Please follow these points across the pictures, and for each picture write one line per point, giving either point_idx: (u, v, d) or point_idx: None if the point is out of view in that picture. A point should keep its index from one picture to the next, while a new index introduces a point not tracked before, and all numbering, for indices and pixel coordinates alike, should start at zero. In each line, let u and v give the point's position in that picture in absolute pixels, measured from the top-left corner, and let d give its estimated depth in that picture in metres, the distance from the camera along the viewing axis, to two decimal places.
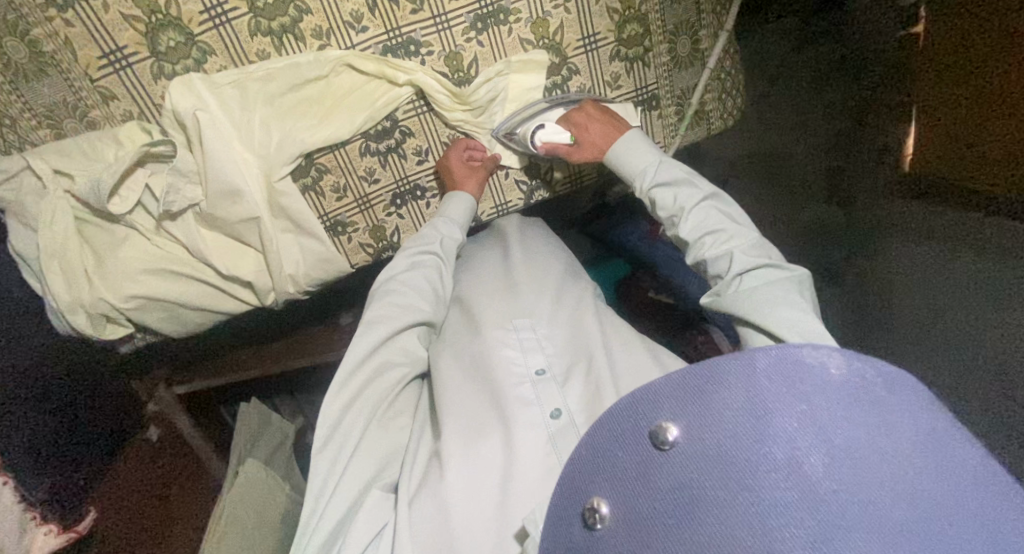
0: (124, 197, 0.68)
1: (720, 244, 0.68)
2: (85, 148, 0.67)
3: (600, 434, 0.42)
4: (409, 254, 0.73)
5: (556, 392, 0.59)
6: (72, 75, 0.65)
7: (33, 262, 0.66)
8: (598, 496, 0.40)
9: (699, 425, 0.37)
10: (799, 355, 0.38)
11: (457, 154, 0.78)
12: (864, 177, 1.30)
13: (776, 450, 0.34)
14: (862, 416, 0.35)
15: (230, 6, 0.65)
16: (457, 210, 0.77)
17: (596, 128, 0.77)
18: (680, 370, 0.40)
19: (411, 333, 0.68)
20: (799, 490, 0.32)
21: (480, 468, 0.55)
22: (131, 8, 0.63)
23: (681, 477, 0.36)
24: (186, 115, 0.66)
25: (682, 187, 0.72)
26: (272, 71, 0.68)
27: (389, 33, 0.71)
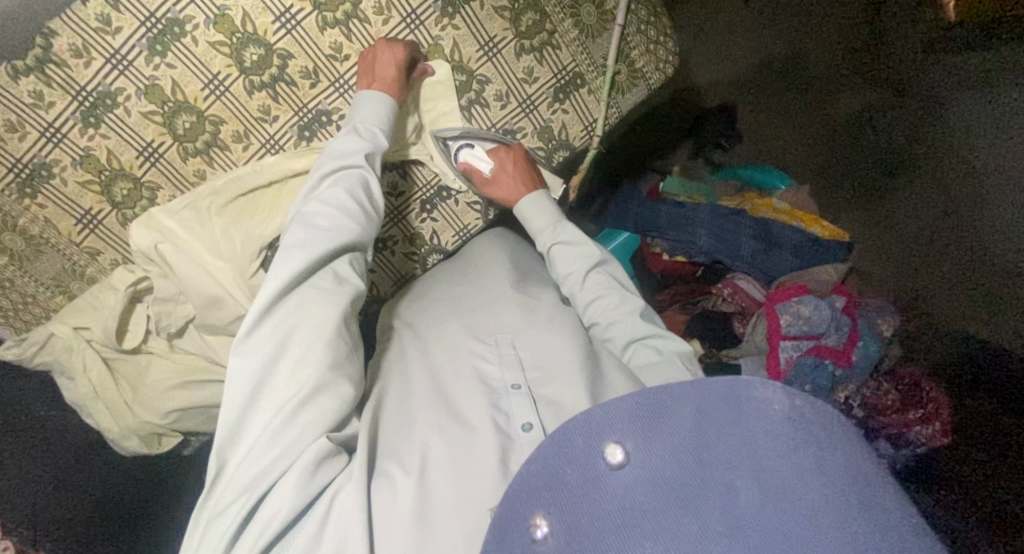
0: (134, 331, 0.78)
1: (613, 309, 0.72)
2: (92, 301, 0.77)
3: (550, 451, 0.41)
4: (329, 169, 0.65)
5: (531, 406, 0.59)
6: (62, 246, 0.75)
7: (83, 405, 0.78)
8: (541, 511, 0.39)
9: (646, 452, 0.37)
10: (748, 389, 0.38)
11: (385, 55, 0.71)
12: (896, 45, 1.24)
13: (718, 479, 0.34)
14: (805, 445, 0.35)
15: (158, 142, 0.72)
16: (366, 114, 0.69)
17: (518, 178, 0.78)
18: (641, 392, 0.40)
19: (340, 259, 0.61)
20: (731, 518, 0.32)
21: (447, 460, 0.55)
22: (84, 174, 0.72)
23: (624, 501, 0.36)
24: (151, 249, 0.73)
25: (583, 251, 0.77)
26: (214, 187, 0.75)
27: (299, 113, 0.75)
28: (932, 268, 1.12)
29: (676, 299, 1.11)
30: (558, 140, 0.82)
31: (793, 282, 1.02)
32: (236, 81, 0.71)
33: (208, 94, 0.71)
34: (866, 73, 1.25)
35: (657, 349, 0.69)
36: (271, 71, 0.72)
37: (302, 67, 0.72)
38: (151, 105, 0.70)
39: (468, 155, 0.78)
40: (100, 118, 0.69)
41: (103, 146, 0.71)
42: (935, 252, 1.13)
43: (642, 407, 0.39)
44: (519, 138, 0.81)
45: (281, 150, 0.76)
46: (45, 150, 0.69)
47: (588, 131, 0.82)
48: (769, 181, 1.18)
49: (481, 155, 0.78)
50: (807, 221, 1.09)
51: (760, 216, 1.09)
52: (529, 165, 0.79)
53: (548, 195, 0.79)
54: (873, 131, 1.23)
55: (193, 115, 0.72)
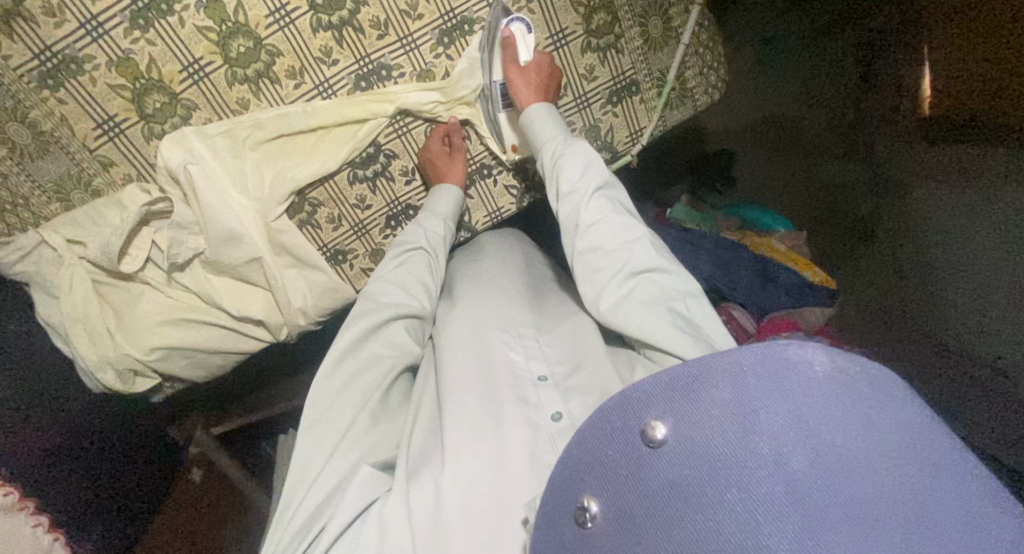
0: (134, 255, 0.71)
1: (615, 241, 0.68)
2: (93, 215, 0.70)
3: (589, 432, 0.40)
4: (397, 252, 0.75)
5: (559, 397, 0.59)
6: (72, 148, 0.68)
7: (60, 328, 0.71)
8: (588, 493, 0.38)
9: (686, 424, 0.35)
10: (784, 353, 0.35)
11: (438, 143, 0.79)
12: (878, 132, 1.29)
13: (763, 446, 0.32)
14: (851, 416, 0.32)
15: (206, 60, 0.68)
16: (443, 204, 0.78)
17: (544, 90, 0.75)
18: (673, 367, 0.37)
19: (399, 324, 0.69)
20: (786, 487, 0.30)
21: (480, 455, 0.55)
22: (117, 78, 0.66)
23: (671, 475, 0.34)
24: (180, 170, 0.69)
25: (585, 169, 0.72)
26: (257, 119, 0.71)
27: (359, 62, 0.72)
28: (878, 338, 1.08)
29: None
30: (603, 141, 0.84)
31: (783, 317, 1.08)
32: (303, 15, 0.68)
33: (272, 22, 0.68)
34: (851, 148, 1.31)
35: (659, 284, 0.65)
36: (341, 13, 0.69)
37: (373, 17, 0.71)
38: (208, 20, 0.66)
39: (519, 32, 0.75)
40: (150, 22, 0.64)
41: (146, 52, 0.66)
42: (889, 324, 1.08)
43: (675, 380, 0.37)
44: (568, 132, 0.82)
45: (334, 95, 0.73)
46: (80, 43, 0.64)
47: (632, 137, 0.85)
48: (770, 223, 1.24)
49: (530, 44, 0.75)
50: (801, 264, 1.14)
51: (760, 253, 1.15)
52: (557, 86, 0.77)
53: (555, 112, 0.75)
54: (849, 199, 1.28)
55: (250, 41, 0.68)
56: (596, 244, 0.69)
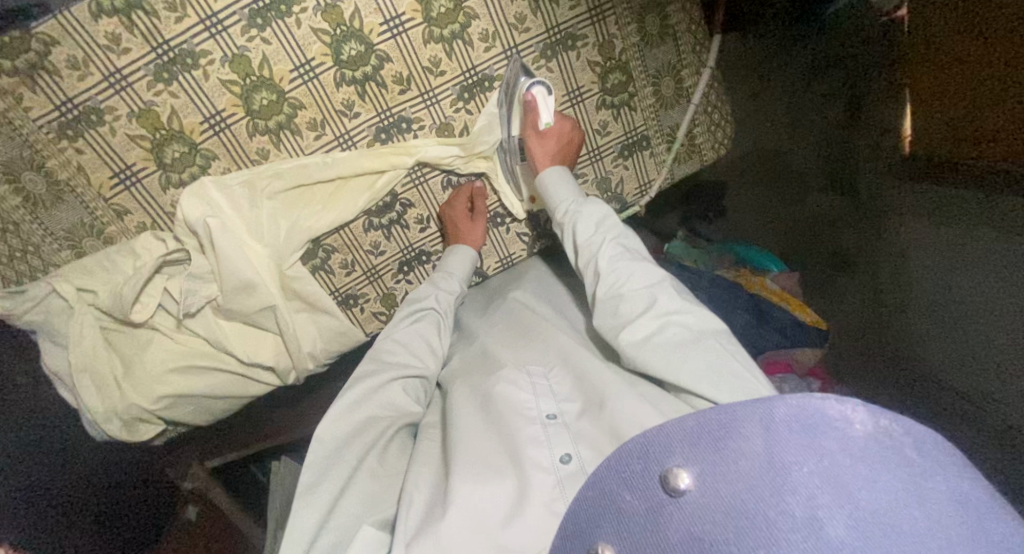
0: (145, 304, 0.70)
1: (635, 285, 0.66)
2: (105, 263, 0.69)
3: (607, 474, 0.42)
4: (408, 311, 0.76)
5: (569, 439, 0.59)
6: (86, 197, 0.67)
7: (66, 378, 0.70)
8: (603, 539, 0.39)
9: (713, 475, 0.37)
10: (821, 408, 0.37)
11: (461, 204, 0.81)
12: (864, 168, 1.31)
13: (795, 507, 0.33)
14: (882, 473, 0.34)
15: (229, 113, 0.68)
16: (459, 265, 0.79)
17: (557, 153, 0.78)
18: (701, 414, 0.39)
19: (398, 385, 0.69)
20: (816, 549, 0.31)
21: (488, 504, 0.55)
22: (137, 129, 0.65)
23: (692, 528, 0.35)
24: (198, 220, 0.68)
25: (599, 223, 0.73)
26: (277, 169, 0.71)
27: (381, 116, 0.73)
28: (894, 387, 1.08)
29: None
30: (613, 193, 0.86)
31: (776, 358, 1.10)
32: (328, 71, 0.69)
33: (296, 77, 0.68)
34: (834, 183, 1.34)
35: (686, 326, 0.62)
36: (365, 69, 0.70)
37: (396, 73, 0.71)
38: (233, 75, 0.66)
39: (541, 96, 0.75)
40: (174, 76, 0.64)
41: (168, 105, 0.65)
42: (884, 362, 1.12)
43: (703, 427, 0.39)
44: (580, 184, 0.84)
45: (354, 146, 0.74)
46: (102, 95, 0.63)
47: (641, 190, 0.87)
48: (764, 262, 1.27)
49: (551, 105, 0.76)
50: (794, 304, 1.16)
51: (755, 292, 1.18)
52: (573, 150, 0.79)
53: (566, 172, 0.77)
54: (837, 231, 1.31)
55: (273, 94, 0.68)
56: (617, 290, 0.67)
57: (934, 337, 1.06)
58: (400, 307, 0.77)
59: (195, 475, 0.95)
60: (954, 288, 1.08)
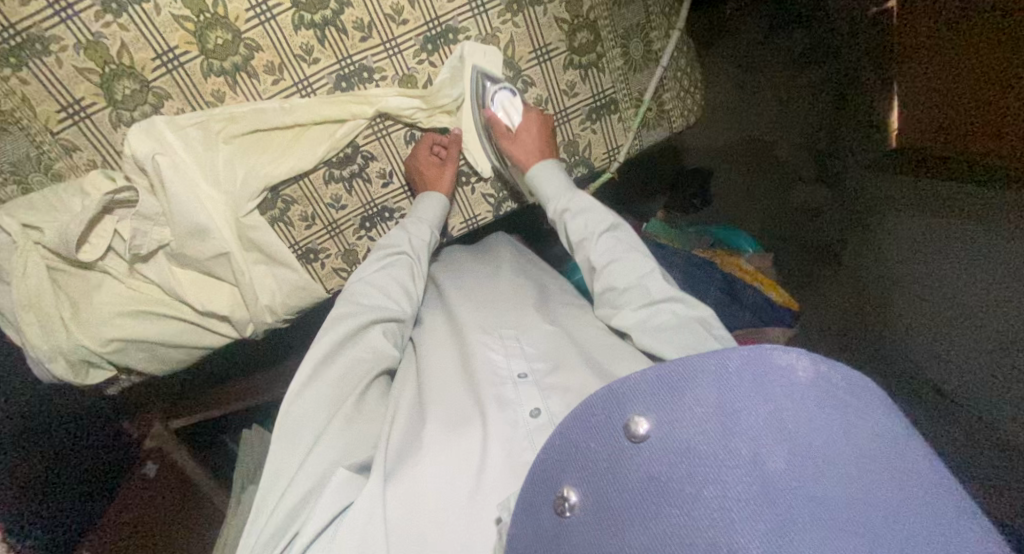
0: (94, 244, 0.69)
1: (627, 277, 0.68)
2: (52, 200, 0.68)
3: (572, 424, 0.40)
4: (375, 256, 0.74)
5: (538, 393, 0.58)
6: (32, 130, 0.66)
7: (9, 315, 0.68)
8: (568, 484, 0.38)
9: (670, 421, 0.36)
10: (770, 356, 0.36)
11: (424, 152, 0.80)
12: (850, 156, 1.30)
13: (741, 447, 0.33)
14: (825, 415, 0.34)
15: (182, 50, 0.66)
16: (430, 210, 0.78)
17: (540, 145, 0.78)
18: (660, 364, 0.38)
19: (377, 329, 0.67)
20: (758, 483, 0.31)
21: (458, 454, 0.55)
22: (85, 61, 0.64)
23: (650, 471, 0.35)
24: (147, 160, 0.67)
25: (591, 216, 0.74)
26: (232, 113, 0.70)
27: (341, 63, 0.72)
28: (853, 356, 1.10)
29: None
30: (581, 157, 0.85)
31: (745, 336, 1.10)
32: (285, 12, 0.68)
33: (252, 17, 0.67)
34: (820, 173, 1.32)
35: (674, 314, 0.65)
36: (324, 13, 0.69)
37: (357, 19, 0.70)
38: (186, 10, 0.65)
39: (501, 99, 0.78)
40: (124, 8, 0.63)
41: (118, 38, 0.64)
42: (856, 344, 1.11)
43: (660, 376, 0.37)
44: None
45: (314, 93, 0.73)
46: (47, 23, 0.61)
47: (609, 155, 0.86)
48: (739, 243, 1.26)
49: (518, 108, 0.79)
50: (766, 285, 1.16)
51: (727, 271, 1.17)
52: (553, 138, 0.80)
53: (559, 164, 0.78)
54: (821, 224, 1.29)
55: (228, 33, 0.67)
56: (610, 286, 0.69)
57: (917, 328, 1.02)
58: (371, 251, 0.76)
59: (156, 434, 0.96)
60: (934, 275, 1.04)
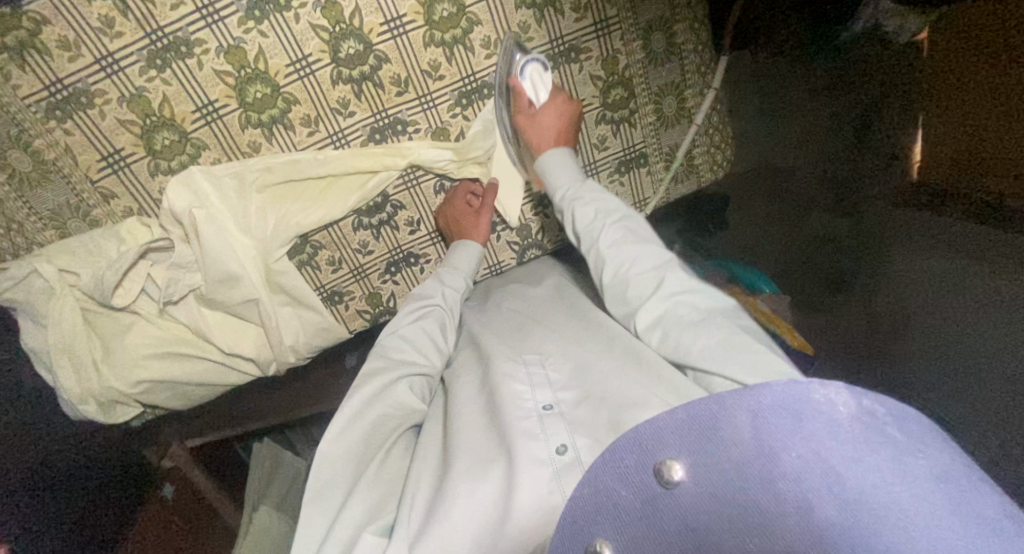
0: (128, 288, 0.70)
1: (640, 269, 0.61)
2: (90, 246, 0.69)
3: (604, 468, 0.40)
4: (411, 308, 0.74)
5: (564, 429, 0.55)
6: (73, 178, 0.67)
7: (43, 357, 0.70)
8: (601, 537, 0.38)
9: (704, 465, 0.37)
10: (807, 392, 0.37)
11: (460, 200, 0.80)
12: (865, 187, 1.21)
13: (784, 489, 0.34)
14: (867, 450, 0.34)
15: (221, 103, 0.67)
16: (464, 261, 0.78)
17: (559, 130, 0.73)
18: (690, 405, 0.38)
19: (403, 384, 0.66)
20: (806, 533, 0.32)
21: (484, 505, 0.52)
22: (127, 114, 0.65)
23: (689, 518, 0.35)
24: (183, 210, 0.68)
25: (598, 206, 0.67)
26: (268, 164, 0.71)
27: (376, 116, 0.72)
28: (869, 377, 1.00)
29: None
30: None
31: None
32: (324, 68, 0.68)
33: (292, 72, 0.67)
34: (838, 206, 1.23)
35: (696, 307, 0.58)
36: (363, 69, 0.69)
37: (394, 74, 0.70)
38: (228, 65, 0.65)
39: (535, 74, 0.72)
40: (168, 63, 0.63)
41: (160, 92, 0.65)
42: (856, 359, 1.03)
43: (693, 419, 0.38)
44: None
45: (347, 145, 0.73)
46: (93, 77, 0.62)
47: (635, 207, 0.87)
48: (757, 284, 1.21)
49: (546, 82, 0.73)
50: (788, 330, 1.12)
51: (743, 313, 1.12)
52: (574, 125, 0.74)
53: (571, 152, 0.72)
54: (831, 258, 1.19)
55: (268, 88, 0.67)
56: (623, 277, 0.62)
57: (917, 358, 0.92)
58: (404, 305, 0.75)
59: (174, 454, 0.97)
60: (962, 309, 0.89)
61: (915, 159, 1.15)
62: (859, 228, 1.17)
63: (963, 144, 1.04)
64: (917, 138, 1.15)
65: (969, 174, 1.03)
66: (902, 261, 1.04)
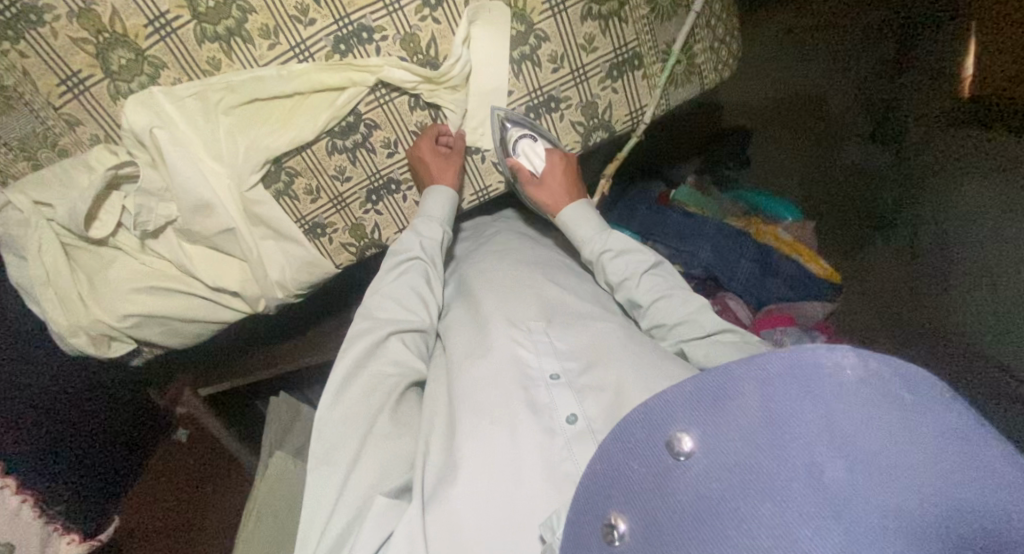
0: (104, 220, 0.70)
1: (678, 312, 0.65)
2: (61, 176, 0.68)
3: (611, 445, 0.34)
4: (393, 263, 0.72)
5: (572, 397, 0.54)
6: (36, 105, 0.65)
7: (29, 291, 0.70)
8: (615, 510, 0.33)
9: (717, 435, 0.31)
10: (811, 356, 0.30)
11: (428, 144, 0.75)
12: (906, 109, 1.15)
13: (797, 457, 0.28)
14: (886, 415, 0.28)
15: (174, 15, 0.63)
16: (437, 207, 0.75)
17: (567, 189, 0.78)
18: (697, 376, 0.32)
19: (397, 339, 0.66)
20: (826, 500, 0.26)
21: (492, 465, 0.50)
22: (78, 30, 0.62)
23: (701, 490, 0.30)
24: (145, 131, 0.66)
25: (629, 256, 0.71)
26: (228, 82, 0.67)
27: (339, 23, 0.67)
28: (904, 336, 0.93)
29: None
30: (601, 120, 0.79)
31: (781, 311, 1.01)
32: None
33: None
34: (878, 130, 1.18)
35: (728, 348, 0.60)
36: None
37: None
38: None
39: (527, 148, 0.76)
40: None
41: (108, 4, 0.61)
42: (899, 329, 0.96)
43: (700, 388, 0.32)
44: (563, 109, 0.77)
45: (311, 58, 0.68)
46: None
47: (632, 117, 0.80)
48: (777, 209, 1.14)
49: (540, 152, 0.77)
50: (805, 256, 1.04)
51: (763, 241, 1.06)
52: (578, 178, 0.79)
53: (591, 205, 0.77)
54: (869, 190, 1.15)
55: None
56: (660, 323, 0.66)
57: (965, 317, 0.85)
58: (386, 257, 0.73)
59: (186, 402, 0.97)
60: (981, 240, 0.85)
61: (967, 78, 1.06)
62: (901, 161, 1.10)
63: (1002, 70, 0.95)
64: (971, 61, 1.07)
65: (996, 94, 0.96)
66: (955, 197, 0.93)
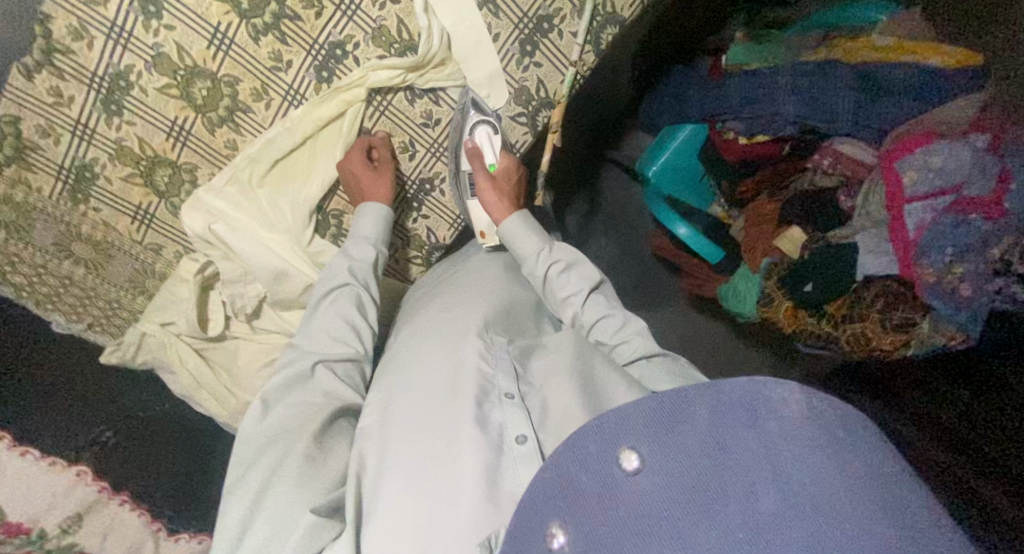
0: (215, 318, 0.78)
1: (617, 329, 0.68)
2: (170, 295, 0.77)
3: (564, 453, 0.35)
4: (324, 291, 0.68)
5: (522, 416, 0.52)
6: (126, 247, 0.74)
7: (191, 396, 0.81)
8: (556, 520, 0.34)
9: (664, 457, 0.33)
10: (761, 389, 0.33)
11: (359, 153, 0.71)
12: None
13: (737, 481, 0.30)
14: (822, 452, 0.30)
15: (182, 118, 0.67)
16: (369, 227, 0.71)
17: (512, 197, 0.76)
18: (662, 394, 0.35)
19: (324, 367, 0.64)
20: (753, 523, 0.28)
21: (431, 488, 0.48)
22: (122, 169, 0.69)
23: (642, 508, 0.31)
24: (207, 231, 0.72)
25: (570, 274, 0.72)
26: (249, 155, 0.70)
27: (312, 51, 0.67)
28: None
29: (681, 248, 1.17)
30: (603, 15, 0.73)
31: (918, 127, 0.81)
32: (239, 30, 0.63)
33: (215, 51, 0.64)
34: None
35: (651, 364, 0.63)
36: (271, 9, 0.63)
37: None
38: (164, 78, 0.64)
39: (485, 136, 0.74)
40: (120, 103, 0.64)
41: (132, 134, 0.66)
42: None
43: (659, 410, 0.35)
44: (558, 25, 0.72)
45: (305, 99, 0.69)
46: (80, 150, 0.66)
47: None
48: (858, 16, 0.96)
49: (496, 145, 0.74)
50: (921, 53, 0.84)
51: (859, 61, 0.86)
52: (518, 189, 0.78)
53: (530, 217, 0.75)
54: None
55: (207, 80, 0.65)
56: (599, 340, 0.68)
57: None
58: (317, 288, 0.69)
59: None
60: None
61: None
62: None
63: None
64: None
65: None
66: None
